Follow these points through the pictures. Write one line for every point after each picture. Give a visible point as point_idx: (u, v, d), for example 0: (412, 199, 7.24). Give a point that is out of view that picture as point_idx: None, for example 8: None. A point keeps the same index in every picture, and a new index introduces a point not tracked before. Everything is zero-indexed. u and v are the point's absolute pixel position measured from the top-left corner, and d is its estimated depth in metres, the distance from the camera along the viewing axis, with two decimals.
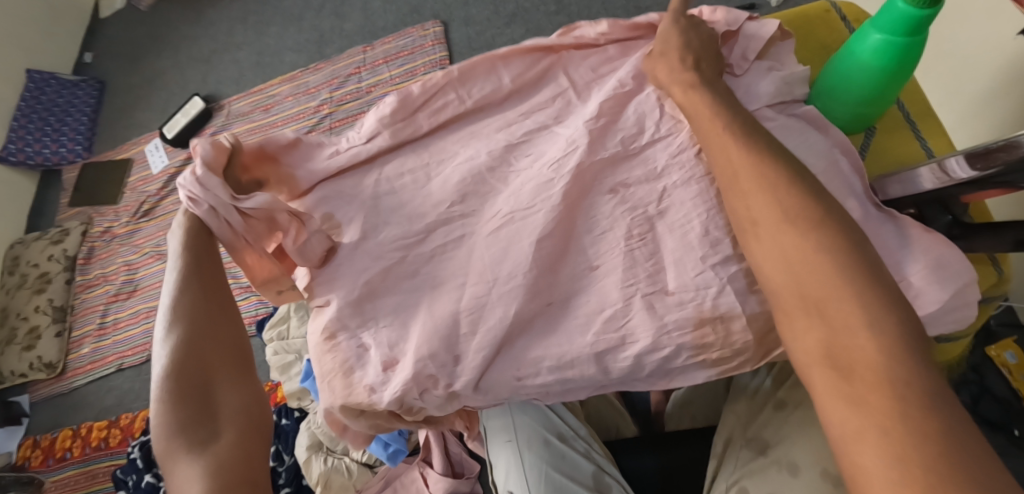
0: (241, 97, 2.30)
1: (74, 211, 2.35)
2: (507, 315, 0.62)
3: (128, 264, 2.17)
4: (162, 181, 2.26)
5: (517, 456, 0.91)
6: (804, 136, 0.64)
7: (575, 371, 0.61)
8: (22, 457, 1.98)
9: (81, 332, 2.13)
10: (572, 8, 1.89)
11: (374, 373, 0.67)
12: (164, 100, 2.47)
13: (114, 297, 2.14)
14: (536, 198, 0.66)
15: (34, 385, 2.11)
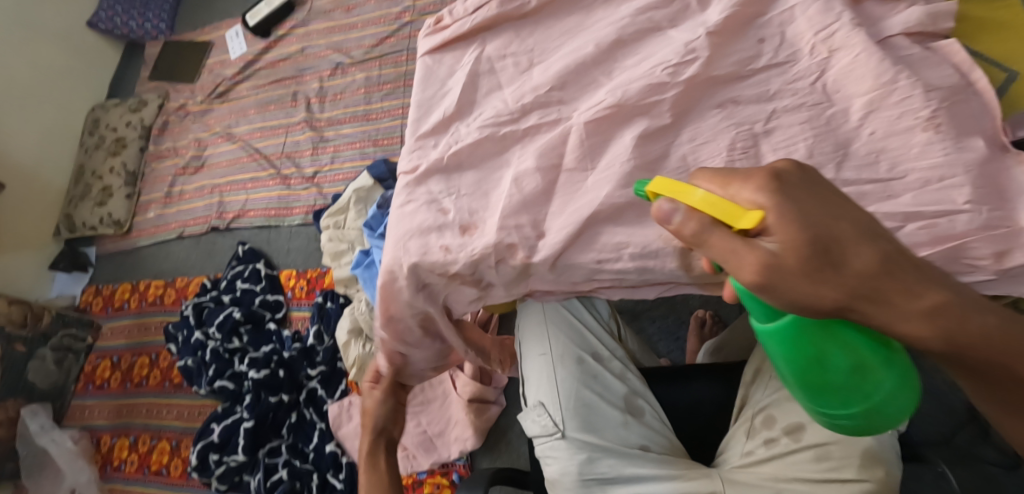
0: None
1: (154, 84, 2.44)
2: (597, 198, 0.62)
3: (199, 142, 2.25)
4: (239, 67, 2.31)
5: (550, 369, 0.89)
6: (938, 70, 0.60)
7: (656, 261, 0.61)
8: (84, 302, 2.13)
9: (149, 198, 2.24)
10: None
11: (451, 236, 0.69)
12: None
13: (182, 171, 2.23)
14: (644, 95, 0.65)
15: (102, 239, 2.24)
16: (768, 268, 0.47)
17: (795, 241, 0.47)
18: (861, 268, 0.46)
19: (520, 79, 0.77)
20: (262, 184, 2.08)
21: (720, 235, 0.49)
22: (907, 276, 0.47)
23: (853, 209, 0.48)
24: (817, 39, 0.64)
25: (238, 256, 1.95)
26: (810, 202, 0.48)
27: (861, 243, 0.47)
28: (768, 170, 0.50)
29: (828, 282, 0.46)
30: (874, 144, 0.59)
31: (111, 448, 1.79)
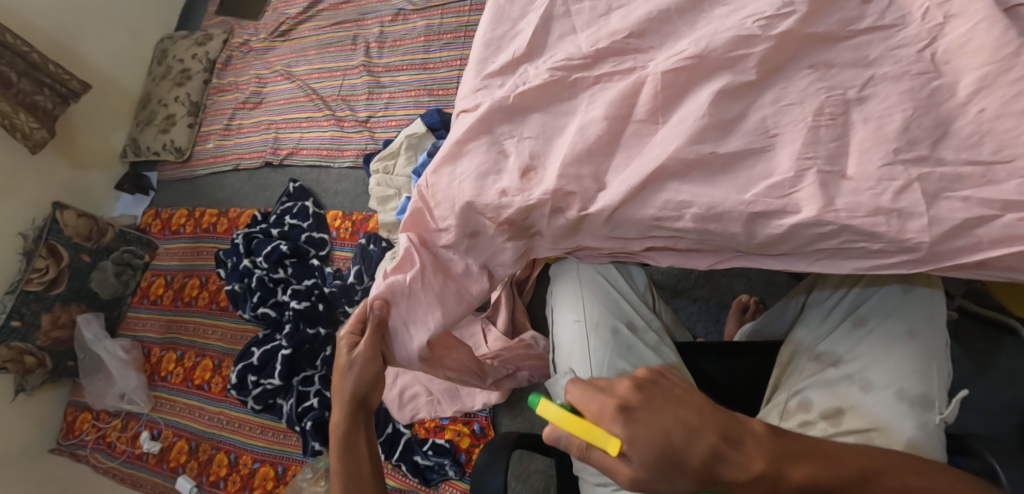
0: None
1: (219, 19, 2.48)
2: (666, 152, 0.59)
3: (259, 78, 2.28)
4: (302, 7, 2.31)
5: (583, 336, 0.89)
6: None
7: (719, 225, 0.58)
8: (143, 222, 2.22)
9: (208, 129, 2.30)
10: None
11: (509, 180, 0.68)
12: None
13: (242, 105, 2.27)
14: (730, 48, 0.60)
15: (163, 165, 2.32)
16: (634, 479, 0.59)
17: (644, 457, 0.58)
18: (695, 466, 0.58)
19: (596, 24, 0.73)
20: (316, 125, 2.09)
21: (598, 454, 0.61)
22: (735, 455, 0.58)
23: (682, 412, 0.60)
24: (932, 2, 0.58)
25: (289, 192, 1.98)
26: (648, 420, 0.59)
27: (693, 438, 0.58)
28: (616, 397, 0.61)
29: (677, 478, 0.59)
30: (983, 119, 0.54)
31: (160, 360, 1.88)
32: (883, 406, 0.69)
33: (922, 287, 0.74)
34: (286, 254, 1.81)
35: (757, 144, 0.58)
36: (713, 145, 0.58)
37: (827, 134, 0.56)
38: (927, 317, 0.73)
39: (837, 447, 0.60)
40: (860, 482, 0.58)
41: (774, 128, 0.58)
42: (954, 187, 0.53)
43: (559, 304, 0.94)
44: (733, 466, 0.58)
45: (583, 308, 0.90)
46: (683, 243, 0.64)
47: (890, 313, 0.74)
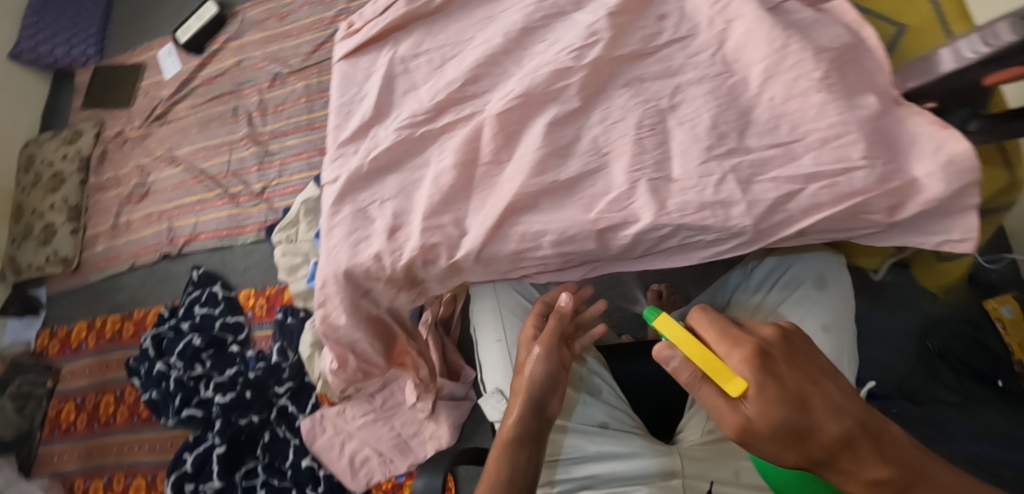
0: (255, 4, 2.23)
1: (87, 113, 2.35)
2: (513, 188, 0.62)
3: (142, 168, 2.18)
4: (175, 87, 2.24)
5: (505, 354, 0.90)
6: (830, 30, 0.62)
7: (574, 245, 0.61)
8: (40, 346, 2.06)
9: (96, 231, 2.17)
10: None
11: (380, 244, 0.70)
12: (179, 4, 2.42)
13: (127, 199, 2.17)
14: (550, 82, 0.65)
15: (52, 278, 2.16)
16: (743, 429, 0.55)
17: (765, 413, 0.54)
18: (825, 441, 0.53)
19: (434, 76, 0.77)
20: (210, 206, 2.03)
21: (713, 391, 0.57)
22: (860, 451, 0.53)
23: (826, 382, 0.55)
24: (713, 11, 0.65)
25: (193, 281, 1.90)
26: (786, 383, 0.55)
27: (825, 419, 0.53)
28: (757, 340, 0.57)
29: (793, 447, 0.54)
30: (774, 105, 0.60)
31: (85, 492, 1.74)
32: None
33: (833, 281, 0.75)
34: (202, 347, 1.72)
35: (591, 165, 0.62)
36: (552, 173, 0.63)
37: (648, 144, 0.62)
38: (835, 307, 0.74)
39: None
40: None
41: (603, 147, 0.63)
42: (764, 170, 0.58)
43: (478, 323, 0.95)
44: (859, 461, 0.53)
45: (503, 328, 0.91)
46: (555, 267, 0.67)
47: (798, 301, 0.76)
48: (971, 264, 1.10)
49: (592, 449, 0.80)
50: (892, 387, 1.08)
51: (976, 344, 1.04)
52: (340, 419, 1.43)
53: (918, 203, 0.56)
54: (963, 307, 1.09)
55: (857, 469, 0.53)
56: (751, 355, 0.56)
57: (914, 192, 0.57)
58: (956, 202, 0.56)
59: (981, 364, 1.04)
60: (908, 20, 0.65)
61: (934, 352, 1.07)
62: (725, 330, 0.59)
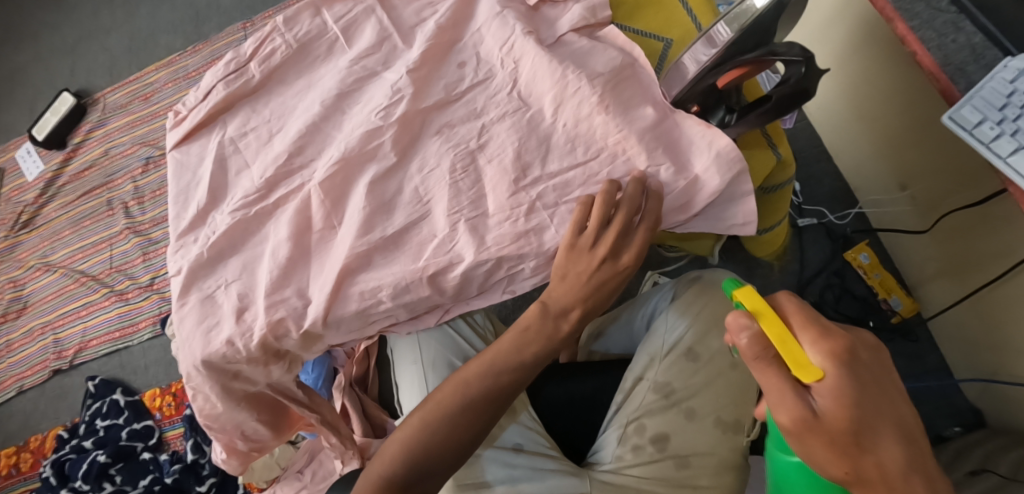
0: (114, 89, 2.12)
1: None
2: (345, 251, 0.64)
3: (12, 281, 1.98)
4: (39, 188, 2.06)
5: (420, 376, 0.91)
6: (605, 55, 0.68)
7: (412, 293, 0.64)
8: None
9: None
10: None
11: (230, 328, 0.69)
12: (30, 98, 2.23)
13: (3, 317, 1.95)
14: (364, 143, 0.68)
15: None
16: (801, 420, 0.52)
17: (837, 414, 0.51)
18: (885, 456, 0.51)
19: (263, 153, 0.78)
20: (96, 308, 1.86)
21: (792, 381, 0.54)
22: (913, 484, 0.50)
23: (900, 404, 0.53)
24: (502, 53, 0.71)
25: (90, 393, 1.73)
26: (868, 404, 0.52)
27: (889, 444, 0.51)
28: (847, 338, 0.54)
29: (850, 455, 0.51)
30: (566, 131, 0.66)
31: None
32: (704, 435, 0.81)
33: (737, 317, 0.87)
34: (108, 462, 1.55)
35: (414, 215, 0.66)
36: (378, 228, 0.65)
37: (462, 185, 0.65)
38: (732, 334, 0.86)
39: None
40: None
41: (423, 196, 0.66)
42: (568, 192, 0.64)
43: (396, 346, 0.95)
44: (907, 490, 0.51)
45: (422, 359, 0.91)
46: (408, 315, 0.69)
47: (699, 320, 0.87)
48: (827, 223, 1.29)
49: (505, 473, 0.82)
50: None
51: (846, 292, 1.22)
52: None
53: (703, 197, 0.63)
54: (830, 262, 1.26)
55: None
56: (842, 350, 0.53)
57: (697, 189, 0.63)
58: (733, 190, 0.64)
59: (852, 308, 1.21)
60: (673, 33, 0.74)
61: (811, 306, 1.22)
62: (808, 319, 0.55)
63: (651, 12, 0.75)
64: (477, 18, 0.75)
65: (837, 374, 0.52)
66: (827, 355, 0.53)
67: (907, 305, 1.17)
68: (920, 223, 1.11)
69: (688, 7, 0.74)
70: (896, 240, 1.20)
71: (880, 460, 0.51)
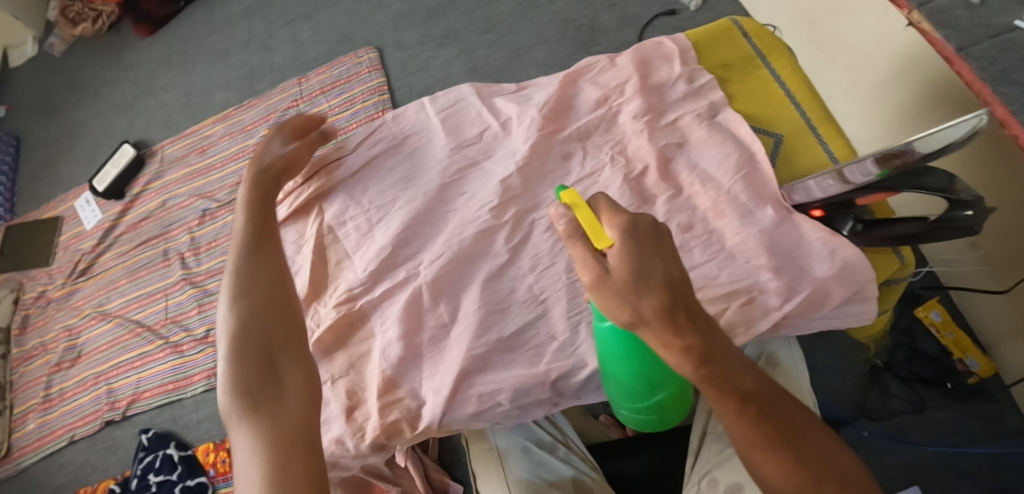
0: (172, 141, 1.94)
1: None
2: (462, 352, 0.64)
3: (68, 330, 1.75)
4: (98, 236, 1.85)
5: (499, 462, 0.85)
6: (715, 152, 0.70)
7: (531, 397, 0.63)
8: None
9: (25, 407, 1.70)
10: (507, 38, 1.68)
11: (339, 427, 0.68)
12: (90, 150, 2.06)
13: (56, 368, 1.72)
14: (477, 242, 0.70)
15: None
16: (594, 282, 0.50)
17: (622, 268, 0.49)
18: (654, 305, 0.48)
19: (364, 244, 0.78)
20: (150, 360, 1.63)
21: (581, 248, 0.51)
22: (678, 321, 0.49)
23: (672, 264, 0.51)
24: (612, 149, 0.73)
25: (143, 445, 1.52)
26: (650, 245, 0.50)
27: (663, 288, 0.49)
28: (629, 214, 0.52)
29: (630, 299, 0.48)
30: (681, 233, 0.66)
31: None
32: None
33: (785, 363, 0.64)
34: None
35: (529, 314, 0.66)
36: (497, 329, 0.65)
37: (577, 284, 0.66)
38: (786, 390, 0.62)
39: (804, 411, 0.51)
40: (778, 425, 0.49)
41: (539, 295, 0.66)
42: None
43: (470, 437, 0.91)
44: (691, 335, 0.49)
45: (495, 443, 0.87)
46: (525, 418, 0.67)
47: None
48: None
49: None
50: (854, 409, 1.03)
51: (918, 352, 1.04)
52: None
53: (832, 302, 0.62)
54: (898, 316, 1.07)
55: (676, 334, 0.49)
56: (634, 221, 0.51)
57: (824, 294, 0.62)
58: (859, 294, 0.63)
59: (925, 368, 1.03)
60: (782, 129, 0.74)
61: (883, 368, 1.04)
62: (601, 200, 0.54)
63: (756, 105, 0.77)
64: (579, 110, 0.77)
65: (630, 238, 0.50)
66: (622, 222, 0.51)
67: (984, 365, 0.99)
68: (998, 283, 0.94)
69: (795, 102, 0.76)
70: (970, 297, 1.01)
71: (660, 309, 0.48)
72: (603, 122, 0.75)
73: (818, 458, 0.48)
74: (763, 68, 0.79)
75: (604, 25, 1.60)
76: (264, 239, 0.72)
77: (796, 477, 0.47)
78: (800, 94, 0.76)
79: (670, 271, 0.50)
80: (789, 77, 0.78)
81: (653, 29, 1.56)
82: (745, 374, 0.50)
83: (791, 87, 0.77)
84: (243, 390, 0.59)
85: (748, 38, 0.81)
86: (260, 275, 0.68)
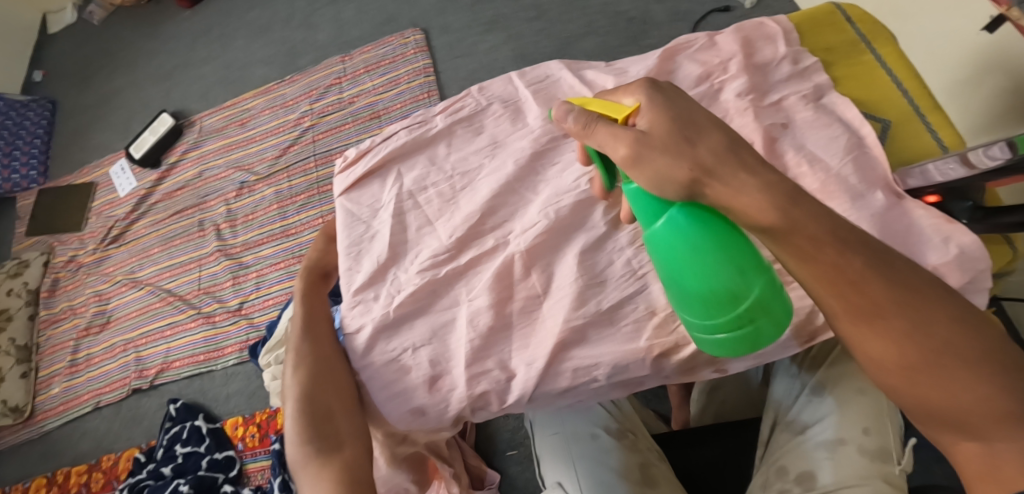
0: (211, 112, 1.87)
1: (31, 240, 1.83)
2: (559, 324, 0.64)
3: (98, 295, 1.69)
4: (133, 203, 1.79)
5: (565, 447, 0.84)
6: (823, 134, 0.67)
7: (629, 372, 0.63)
8: None
9: (50, 370, 1.64)
10: (556, 26, 1.60)
11: (421, 397, 0.67)
12: (125, 118, 1.99)
13: (85, 332, 1.66)
14: (574, 213, 0.69)
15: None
16: (637, 149, 0.51)
17: (658, 125, 0.52)
18: (708, 152, 0.50)
19: (446, 210, 0.77)
20: (181, 329, 1.57)
21: (606, 125, 0.53)
22: (737, 176, 0.50)
23: (707, 119, 0.53)
24: None
25: (171, 415, 1.44)
26: (675, 97, 0.54)
27: (710, 128, 0.52)
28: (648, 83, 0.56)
29: (682, 151, 0.50)
30: None
31: None
32: (847, 466, 0.63)
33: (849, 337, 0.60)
34: None
35: (628, 289, 0.65)
36: (596, 302, 0.65)
37: None
38: None
39: (915, 278, 0.50)
40: (877, 308, 0.49)
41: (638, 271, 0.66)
42: None
43: (536, 420, 0.91)
44: (747, 186, 0.50)
45: (564, 428, 0.86)
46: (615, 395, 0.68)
47: (841, 380, 0.70)
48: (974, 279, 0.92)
49: None
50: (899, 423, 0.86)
51: None
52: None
53: None
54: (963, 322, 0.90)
55: (740, 193, 0.50)
56: (657, 85, 0.55)
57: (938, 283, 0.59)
58: (973, 284, 0.59)
59: None
60: (891, 115, 0.72)
61: None
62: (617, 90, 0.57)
63: (861, 90, 0.73)
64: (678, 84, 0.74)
65: (658, 103, 0.53)
66: (650, 90, 0.54)
67: None
68: None
69: (903, 89, 0.73)
70: None
71: (711, 161, 0.50)
72: (705, 98, 0.72)
73: (928, 330, 0.48)
74: (868, 53, 0.75)
75: (655, 17, 1.52)
76: (317, 306, 0.72)
77: (903, 356, 0.49)
78: (908, 80, 0.73)
79: (710, 128, 0.52)
80: (895, 62, 0.75)
81: (706, 25, 1.49)
82: (834, 240, 0.50)
83: (898, 73, 0.74)
84: (303, 446, 0.58)
85: (850, 21, 0.77)
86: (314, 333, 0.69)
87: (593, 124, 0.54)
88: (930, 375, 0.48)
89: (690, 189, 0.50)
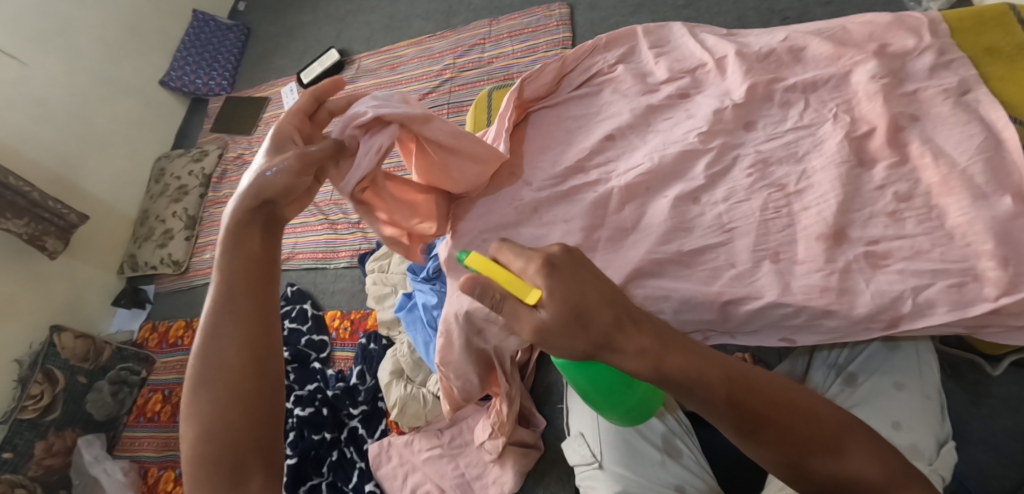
0: (371, 54, 2.00)
1: (213, 136, 2.04)
2: (640, 254, 0.69)
3: None
4: None
5: None
6: (959, 130, 0.65)
7: (695, 313, 0.67)
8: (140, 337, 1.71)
9: (207, 240, 1.82)
10: (705, 17, 1.54)
11: None
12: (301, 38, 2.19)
13: None
14: (679, 162, 0.72)
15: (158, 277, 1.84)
16: (540, 332, 0.54)
17: (556, 309, 0.53)
18: (602, 322, 0.54)
19: (565, 141, 0.81)
20: (309, 230, 1.79)
21: (512, 304, 0.54)
22: (621, 338, 0.54)
23: (599, 282, 0.55)
24: (837, 106, 0.70)
25: (285, 297, 1.67)
26: (573, 272, 0.55)
27: (601, 303, 0.54)
28: (543, 254, 0.55)
29: (576, 334, 0.53)
30: (898, 200, 0.63)
31: (156, 483, 1.37)
32: None
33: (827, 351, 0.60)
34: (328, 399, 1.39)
35: (711, 238, 0.67)
36: (679, 243, 0.68)
37: (771, 224, 0.66)
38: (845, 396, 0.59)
39: (775, 394, 0.56)
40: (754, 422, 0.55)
41: (726, 222, 0.68)
42: (886, 261, 0.62)
43: None
44: (628, 343, 0.54)
45: None
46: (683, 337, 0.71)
47: (878, 371, 0.69)
48: None
49: None
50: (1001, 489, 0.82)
51: None
52: (407, 449, 1.25)
53: None
54: None
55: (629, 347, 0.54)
56: (551, 258, 0.55)
57: None
58: None
59: None
60: None
61: None
62: (520, 254, 0.56)
63: (1021, 93, 0.69)
64: (806, 63, 0.74)
65: (558, 274, 0.54)
66: (547, 270, 0.54)
67: None
68: None
69: None
70: None
71: (598, 332, 0.54)
72: (835, 78, 0.71)
73: (796, 431, 0.55)
74: None
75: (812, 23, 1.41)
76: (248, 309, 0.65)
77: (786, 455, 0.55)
78: None
79: (597, 295, 0.54)
80: None
81: None
82: (704, 371, 0.55)
83: None
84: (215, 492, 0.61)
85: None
86: (224, 353, 0.63)
87: (502, 302, 0.55)
88: (810, 461, 0.55)
89: (592, 355, 0.54)
